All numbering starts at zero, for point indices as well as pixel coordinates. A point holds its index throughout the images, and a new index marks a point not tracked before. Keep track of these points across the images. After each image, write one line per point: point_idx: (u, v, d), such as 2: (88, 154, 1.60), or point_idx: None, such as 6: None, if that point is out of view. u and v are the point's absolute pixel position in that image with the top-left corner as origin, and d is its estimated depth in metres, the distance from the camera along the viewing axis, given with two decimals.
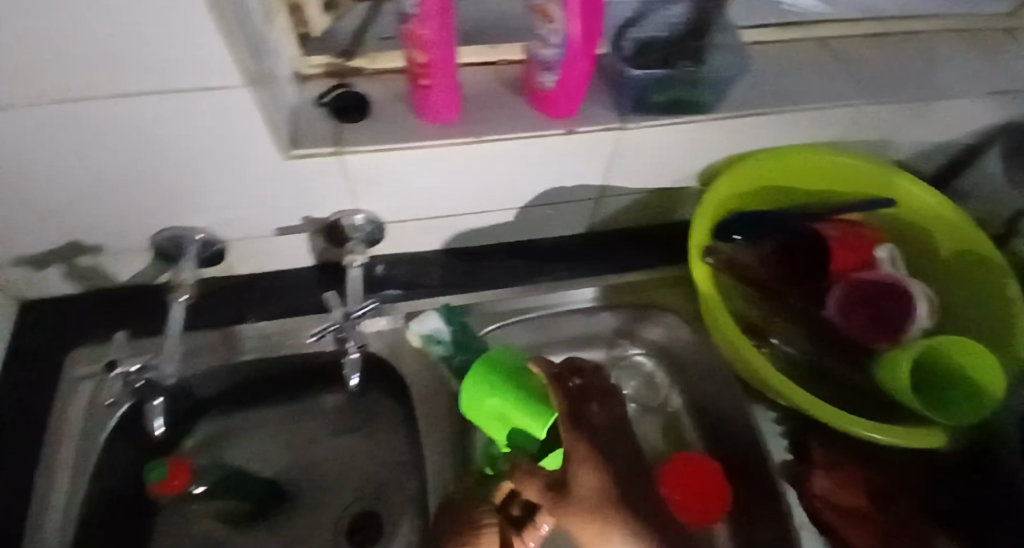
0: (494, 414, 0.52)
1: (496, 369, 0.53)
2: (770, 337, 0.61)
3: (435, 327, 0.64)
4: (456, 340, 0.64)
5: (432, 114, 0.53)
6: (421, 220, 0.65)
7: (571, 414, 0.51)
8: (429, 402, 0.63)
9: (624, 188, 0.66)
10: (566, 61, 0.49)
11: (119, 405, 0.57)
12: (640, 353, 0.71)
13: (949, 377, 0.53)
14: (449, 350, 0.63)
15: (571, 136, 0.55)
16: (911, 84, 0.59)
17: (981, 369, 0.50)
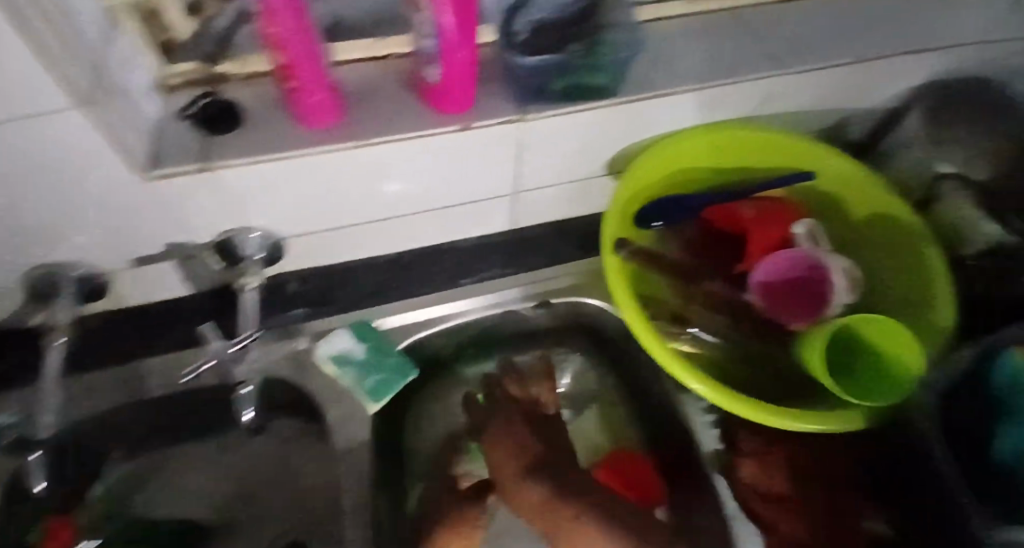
0: None
1: None
2: (690, 325, 0.60)
3: (345, 347, 0.60)
4: (368, 359, 0.59)
5: (308, 118, 0.48)
6: (323, 233, 0.60)
7: (483, 413, 0.63)
8: (345, 426, 0.58)
9: (542, 179, 0.62)
10: (444, 52, 0.44)
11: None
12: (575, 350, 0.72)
13: (868, 356, 0.52)
14: (362, 371, 0.59)
15: (467, 131, 0.51)
16: (824, 52, 0.56)
17: (895, 341, 0.49)
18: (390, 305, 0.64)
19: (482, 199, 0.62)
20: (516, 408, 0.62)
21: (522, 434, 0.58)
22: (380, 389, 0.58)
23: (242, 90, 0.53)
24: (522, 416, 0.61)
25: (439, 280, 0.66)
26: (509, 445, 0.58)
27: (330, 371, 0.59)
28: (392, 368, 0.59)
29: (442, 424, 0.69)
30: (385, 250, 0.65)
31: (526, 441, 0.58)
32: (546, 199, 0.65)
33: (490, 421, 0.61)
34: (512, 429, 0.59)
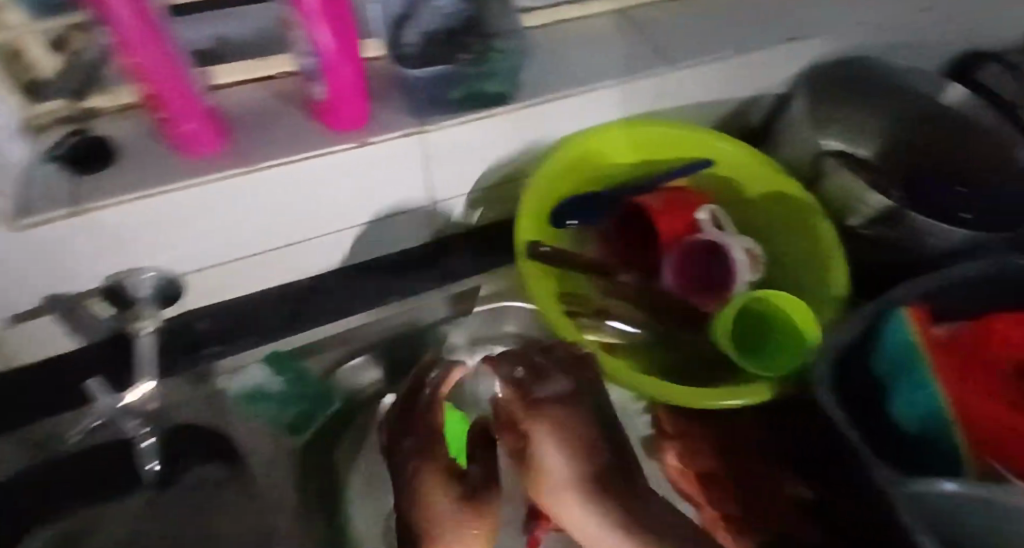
0: None
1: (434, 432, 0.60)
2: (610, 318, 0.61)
3: (257, 381, 0.59)
4: (283, 391, 0.59)
5: (189, 149, 0.46)
6: (228, 266, 0.57)
7: (535, 394, 0.48)
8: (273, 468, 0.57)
9: (454, 187, 0.61)
10: (326, 69, 0.43)
11: None
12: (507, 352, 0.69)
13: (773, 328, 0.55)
14: (281, 403, 0.59)
15: (365, 147, 0.50)
16: (707, 46, 0.59)
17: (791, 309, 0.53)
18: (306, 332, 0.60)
19: (394, 213, 0.60)
20: (579, 408, 0.48)
21: (582, 435, 0.46)
22: (302, 420, 0.59)
23: (115, 126, 0.50)
24: (582, 406, 0.48)
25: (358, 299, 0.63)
26: (562, 436, 0.46)
27: (244, 407, 0.59)
28: (312, 397, 0.60)
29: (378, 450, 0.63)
30: (298, 275, 0.62)
31: (587, 439, 0.46)
32: (462, 207, 0.64)
33: (548, 406, 0.47)
34: (569, 418, 0.47)
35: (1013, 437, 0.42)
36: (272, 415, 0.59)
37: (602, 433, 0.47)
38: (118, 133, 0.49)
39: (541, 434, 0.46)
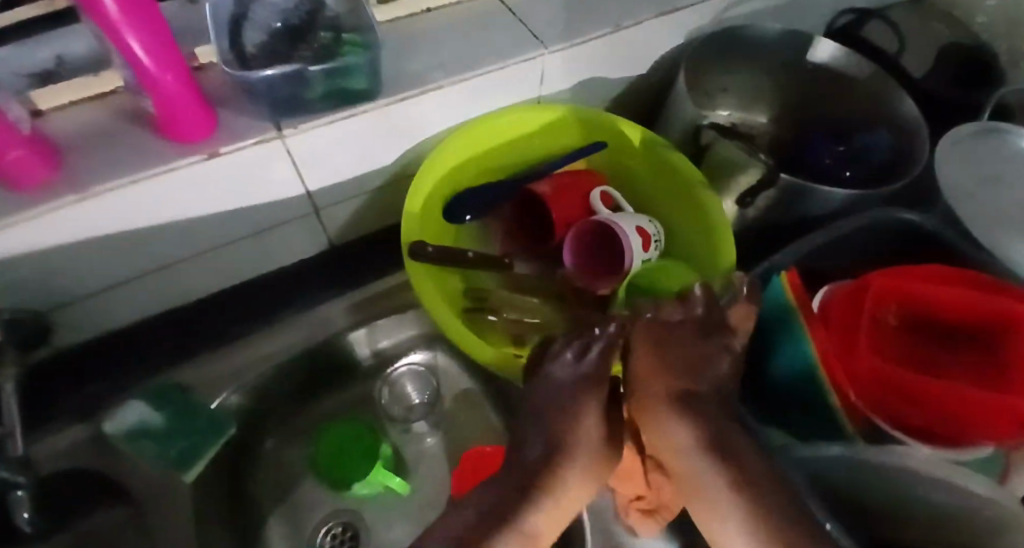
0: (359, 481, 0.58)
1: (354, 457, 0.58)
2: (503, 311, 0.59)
3: (138, 419, 0.53)
4: (168, 427, 0.53)
5: (9, 181, 0.42)
6: (94, 296, 0.54)
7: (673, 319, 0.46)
8: (172, 508, 0.53)
9: (334, 195, 0.59)
10: (147, 78, 0.41)
11: None
12: (422, 355, 0.66)
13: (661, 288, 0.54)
14: (166, 440, 0.53)
15: (217, 159, 0.47)
16: (582, 25, 0.57)
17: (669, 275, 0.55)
18: (188, 361, 0.56)
19: (274, 226, 0.58)
20: (690, 344, 0.45)
21: (704, 363, 0.44)
22: (189, 455, 0.54)
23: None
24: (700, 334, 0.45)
25: (248, 316, 0.60)
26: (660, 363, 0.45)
27: (120, 446, 0.52)
28: (204, 429, 0.54)
29: (284, 473, 0.60)
30: (182, 300, 0.60)
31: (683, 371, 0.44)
32: (350, 214, 0.62)
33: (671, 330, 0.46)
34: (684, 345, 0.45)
35: (911, 411, 0.42)
36: (155, 455, 0.53)
37: (712, 368, 0.44)
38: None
39: (639, 353, 0.46)
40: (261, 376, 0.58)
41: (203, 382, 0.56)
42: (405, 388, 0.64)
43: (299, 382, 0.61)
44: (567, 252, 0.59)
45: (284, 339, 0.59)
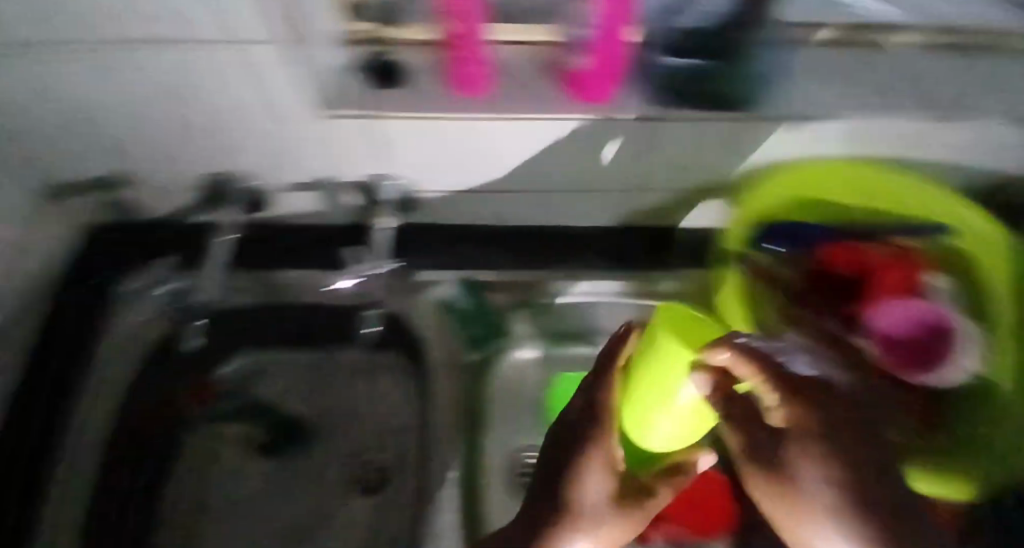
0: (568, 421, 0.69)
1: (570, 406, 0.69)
2: None
3: (449, 295, 0.68)
4: (471, 310, 0.68)
5: (459, 86, 0.51)
6: (448, 191, 0.65)
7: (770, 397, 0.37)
8: (447, 376, 0.67)
9: (660, 184, 0.64)
10: (599, 40, 0.46)
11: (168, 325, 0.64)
12: None
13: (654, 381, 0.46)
14: (467, 317, 0.68)
15: (596, 119, 0.52)
16: (994, 106, 0.52)
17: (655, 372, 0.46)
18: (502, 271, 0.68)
19: (595, 191, 0.65)
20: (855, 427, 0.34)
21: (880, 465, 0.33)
22: (480, 338, 0.70)
23: (406, 51, 0.55)
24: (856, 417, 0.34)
25: (542, 255, 0.69)
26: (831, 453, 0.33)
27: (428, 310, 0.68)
28: (492, 323, 0.70)
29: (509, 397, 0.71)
30: (496, 221, 0.70)
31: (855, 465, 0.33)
32: (657, 202, 0.67)
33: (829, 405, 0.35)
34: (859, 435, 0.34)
35: None
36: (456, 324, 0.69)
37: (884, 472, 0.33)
38: (410, 59, 0.55)
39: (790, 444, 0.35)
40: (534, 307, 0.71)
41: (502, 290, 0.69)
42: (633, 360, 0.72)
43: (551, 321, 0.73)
44: (881, 327, 0.55)
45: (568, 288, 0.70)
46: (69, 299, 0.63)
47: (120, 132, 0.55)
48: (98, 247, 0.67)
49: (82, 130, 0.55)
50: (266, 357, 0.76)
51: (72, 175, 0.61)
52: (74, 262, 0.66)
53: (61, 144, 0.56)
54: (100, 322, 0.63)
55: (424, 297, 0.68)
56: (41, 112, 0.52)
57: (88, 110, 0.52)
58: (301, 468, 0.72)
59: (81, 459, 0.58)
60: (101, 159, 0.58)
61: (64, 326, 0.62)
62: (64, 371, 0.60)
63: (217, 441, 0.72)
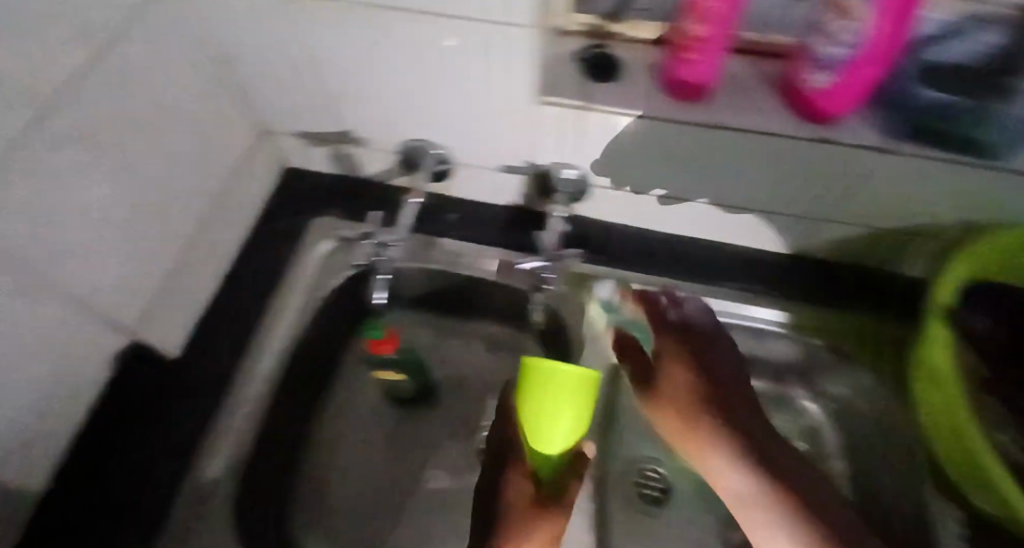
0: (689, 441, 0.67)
1: None
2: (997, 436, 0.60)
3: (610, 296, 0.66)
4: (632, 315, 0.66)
5: (681, 88, 0.52)
6: (628, 194, 0.65)
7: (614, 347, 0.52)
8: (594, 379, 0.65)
9: (850, 217, 0.61)
10: (853, 61, 0.46)
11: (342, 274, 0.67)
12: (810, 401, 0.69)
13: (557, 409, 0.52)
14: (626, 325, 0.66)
15: (819, 143, 0.52)
16: None
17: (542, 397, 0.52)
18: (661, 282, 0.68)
19: (776, 214, 0.63)
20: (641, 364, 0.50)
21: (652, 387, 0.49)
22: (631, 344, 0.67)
23: (622, 51, 0.57)
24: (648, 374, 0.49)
25: (699, 270, 0.69)
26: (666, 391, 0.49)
27: (591, 314, 0.67)
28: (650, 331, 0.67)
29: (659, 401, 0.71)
30: (660, 229, 0.70)
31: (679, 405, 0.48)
32: (839, 236, 0.64)
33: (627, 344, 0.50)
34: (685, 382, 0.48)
35: None
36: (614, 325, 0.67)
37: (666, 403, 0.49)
38: (624, 58, 0.57)
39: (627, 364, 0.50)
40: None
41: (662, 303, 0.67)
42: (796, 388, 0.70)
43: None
44: None
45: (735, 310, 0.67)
46: (264, 233, 0.69)
47: (343, 94, 0.60)
48: (291, 190, 0.72)
49: (313, 87, 0.60)
50: (428, 318, 0.75)
51: (292, 122, 0.66)
52: (270, 202, 0.72)
53: (289, 96, 0.62)
54: (287, 260, 0.68)
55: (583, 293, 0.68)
56: (286, 64, 0.58)
57: (333, 64, 0.56)
58: (436, 429, 0.70)
59: (253, 379, 0.60)
60: (323, 112, 0.63)
61: (257, 257, 0.67)
62: (254, 297, 0.65)
63: (358, 384, 0.71)
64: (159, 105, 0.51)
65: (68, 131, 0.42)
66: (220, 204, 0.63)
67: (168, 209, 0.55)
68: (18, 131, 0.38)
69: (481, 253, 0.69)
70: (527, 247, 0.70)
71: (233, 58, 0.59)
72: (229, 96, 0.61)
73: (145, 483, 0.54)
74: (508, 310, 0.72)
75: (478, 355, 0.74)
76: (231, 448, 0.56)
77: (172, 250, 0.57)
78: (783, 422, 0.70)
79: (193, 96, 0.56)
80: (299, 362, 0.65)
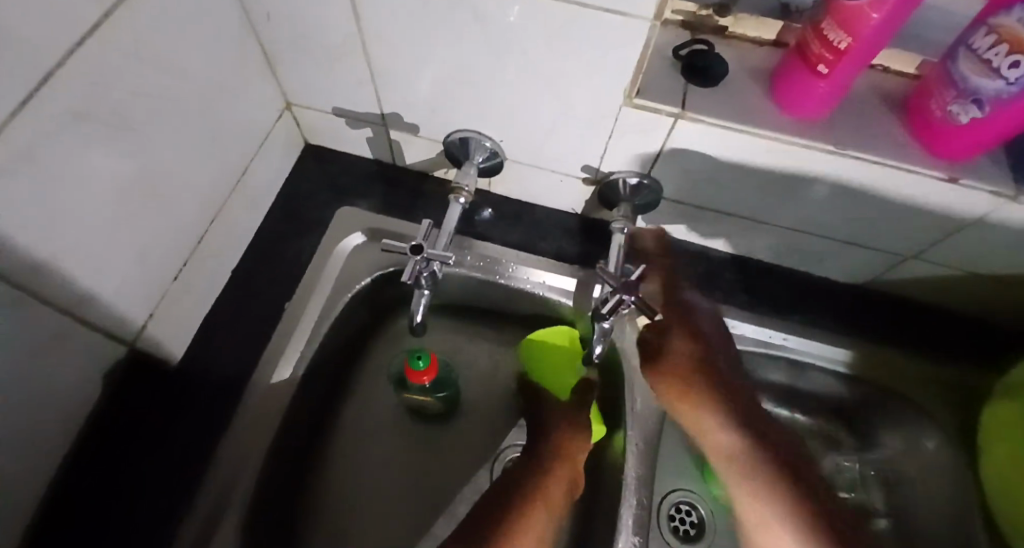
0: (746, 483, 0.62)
1: None
2: None
3: None
4: None
5: (797, 107, 0.46)
6: (698, 210, 0.58)
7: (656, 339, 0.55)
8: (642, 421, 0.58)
9: (943, 257, 0.55)
10: (1011, 101, 0.40)
11: (368, 274, 0.61)
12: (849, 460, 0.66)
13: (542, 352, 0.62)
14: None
15: (942, 183, 0.47)
16: None
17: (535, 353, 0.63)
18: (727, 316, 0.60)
19: (860, 245, 0.57)
20: (684, 335, 0.54)
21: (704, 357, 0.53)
22: None
23: (733, 50, 0.51)
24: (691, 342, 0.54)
25: (766, 300, 0.62)
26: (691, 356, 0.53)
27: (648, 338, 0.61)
28: None
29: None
30: (724, 248, 0.64)
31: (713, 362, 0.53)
32: (923, 275, 0.59)
33: (679, 321, 0.55)
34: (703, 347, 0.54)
35: None
36: None
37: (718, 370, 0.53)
38: (730, 57, 0.51)
39: (676, 342, 0.54)
40: (752, 357, 0.62)
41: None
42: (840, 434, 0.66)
43: (764, 377, 0.65)
44: None
45: (807, 350, 0.60)
46: (285, 222, 0.62)
47: (388, 75, 0.52)
48: (318, 175, 0.65)
49: (351, 63, 0.52)
50: (458, 322, 0.69)
51: (325, 99, 0.58)
52: (291, 186, 0.64)
53: (326, 71, 0.54)
54: (309, 256, 0.61)
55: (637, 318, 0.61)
56: (326, 37, 0.50)
57: (383, 41, 0.48)
58: (458, 447, 0.65)
59: (269, 395, 0.54)
60: (362, 91, 0.55)
61: (277, 249, 0.60)
62: (270, 295, 0.58)
63: (379, 393, 0.66)
64: (178, 81, 0.43)
65: (68, 114, 0.34)
66: (239, 191, 0.56)
67: (180, 201, 0.48)
68: (3, 120, 0.30)
69: (524, 261, 0.62)
70: (576, 257, 0.63)
71: (261, 24, 0.50)
72: (255, 67, 0.53)
73: (149, 508, 0.49)
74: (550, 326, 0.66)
75: (510, 368, 0.68)
76: (242, 473, 0.50)
77: (183, 246, 0.50)
78: (836, 468, 0.66)
79: (217, 67, 0.47)
80: (318, 369, 0.59)
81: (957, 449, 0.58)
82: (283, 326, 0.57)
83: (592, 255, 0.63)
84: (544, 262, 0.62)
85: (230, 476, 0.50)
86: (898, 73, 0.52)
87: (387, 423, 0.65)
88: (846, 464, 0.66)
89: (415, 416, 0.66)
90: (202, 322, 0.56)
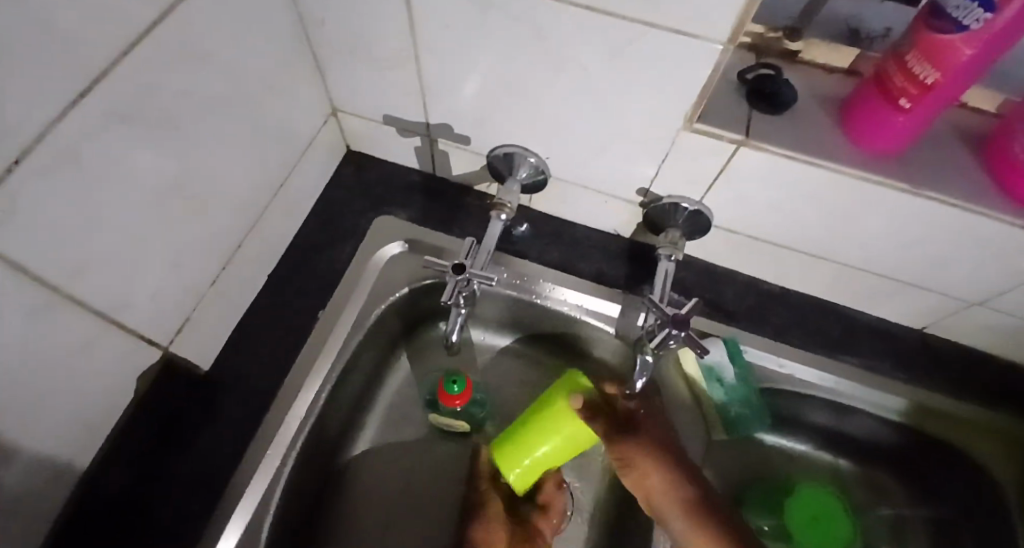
0: (804, 517, 0.59)
1: (814, 506, 0.59)
2: None
3: (719, 363, 0.57)
4: (736, 387, 0.58)
5: (869, 139, 0.43)
6: (750, 240, 0.56)
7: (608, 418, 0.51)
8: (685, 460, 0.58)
9: (1012, 306, 0.52)
10: None
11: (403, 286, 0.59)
12: (889, 508, 0.63)
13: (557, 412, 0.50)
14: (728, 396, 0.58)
15: (1022, 231, 0.43)
16: None
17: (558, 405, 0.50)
18: (774, 353, 0.57)
19: (922, 288, 0.54)
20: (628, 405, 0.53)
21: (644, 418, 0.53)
22: (735, 418, 0.60)
23: (802, 75, 0.49)
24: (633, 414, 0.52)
25: (816, 338, 0.59)
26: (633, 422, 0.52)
27: (692, 372, 0.59)
28: (754, 407, 0.60)
29: (742, 467, 0.65)
30: (774, 280, 0.61)
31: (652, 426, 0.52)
32: (987, 323, 0.55)
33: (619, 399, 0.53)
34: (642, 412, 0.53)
35: None
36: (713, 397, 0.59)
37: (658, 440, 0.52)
38: (798, 81, 0.48)
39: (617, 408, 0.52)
40: (795, 397, 0.59)
41: (771, 375, 0.58)
42: (880, 478, 0.64)
43: (806, 418, 0.62)
44: None
45: (857, 395, 0.57)
46: (324, 229, 0.61)
47: (438, 86, 0.51)
48: (358, 182, 0.64)
49: (400, 72, 0.51)
50: (488, 339, 0.67)
51: (371, 107, 0.57)
52: (330, 192, 0.63)
53: (373, 78, 0.53)
54: (345, 265, 0.59)
55: (674, 351, 0.59)
56: (376, 43, 0.48)
57: (435, 51, 0.47)
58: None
59: (296, 408, 0.52)
60: (409, 101, 0.54)
61: (314, 257, 0.60)
62: (304, 303, 0.57)
63: (405, 408, 0.64)
64: (227, 83, 0.42)
65: (112, 116, 0.33)
66: (279, 196, 0.55)
67: (221, 204, 0.47)
68: (52, 120, 0.30)
69: (561, 280, 0.60)
70: (618, 281, 0.61)
71: (313, 29, 0.49)
72: (303, 72, 0.52)
73: (172, 524, 0.47)
74: (588, 350, 0.64)
75: (542, 389, 0.66)
76: (264, 488, 0.49)
77: (220, 251, 0.49)
78: (876, 519, 0.64)
79: (265, 70, 0.46)
80: (347, 380, 0.57)
81: (1020, 514, 0.53)
82: (314, 334, 0.56)
83: (635, 280, 0.61)
84: (583, 283, 0.60)
85: (250, 490, 0.48)
86: (977, 109, 0.49)
87: (412, 438, 0.63)
88: (880, 512, 0.64)
89: (440, 433, 0.64)
90: (234, 328, 0.55)
